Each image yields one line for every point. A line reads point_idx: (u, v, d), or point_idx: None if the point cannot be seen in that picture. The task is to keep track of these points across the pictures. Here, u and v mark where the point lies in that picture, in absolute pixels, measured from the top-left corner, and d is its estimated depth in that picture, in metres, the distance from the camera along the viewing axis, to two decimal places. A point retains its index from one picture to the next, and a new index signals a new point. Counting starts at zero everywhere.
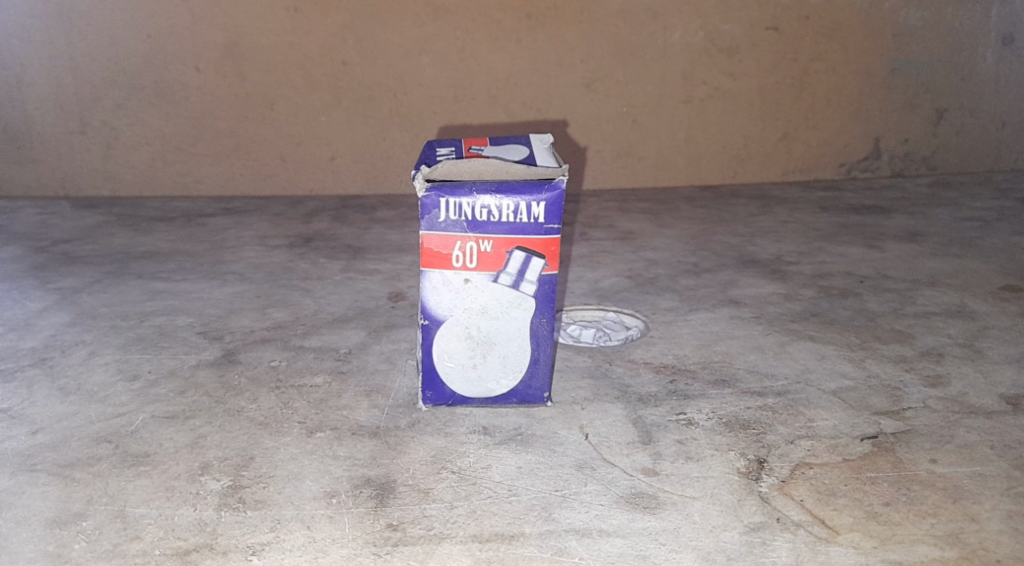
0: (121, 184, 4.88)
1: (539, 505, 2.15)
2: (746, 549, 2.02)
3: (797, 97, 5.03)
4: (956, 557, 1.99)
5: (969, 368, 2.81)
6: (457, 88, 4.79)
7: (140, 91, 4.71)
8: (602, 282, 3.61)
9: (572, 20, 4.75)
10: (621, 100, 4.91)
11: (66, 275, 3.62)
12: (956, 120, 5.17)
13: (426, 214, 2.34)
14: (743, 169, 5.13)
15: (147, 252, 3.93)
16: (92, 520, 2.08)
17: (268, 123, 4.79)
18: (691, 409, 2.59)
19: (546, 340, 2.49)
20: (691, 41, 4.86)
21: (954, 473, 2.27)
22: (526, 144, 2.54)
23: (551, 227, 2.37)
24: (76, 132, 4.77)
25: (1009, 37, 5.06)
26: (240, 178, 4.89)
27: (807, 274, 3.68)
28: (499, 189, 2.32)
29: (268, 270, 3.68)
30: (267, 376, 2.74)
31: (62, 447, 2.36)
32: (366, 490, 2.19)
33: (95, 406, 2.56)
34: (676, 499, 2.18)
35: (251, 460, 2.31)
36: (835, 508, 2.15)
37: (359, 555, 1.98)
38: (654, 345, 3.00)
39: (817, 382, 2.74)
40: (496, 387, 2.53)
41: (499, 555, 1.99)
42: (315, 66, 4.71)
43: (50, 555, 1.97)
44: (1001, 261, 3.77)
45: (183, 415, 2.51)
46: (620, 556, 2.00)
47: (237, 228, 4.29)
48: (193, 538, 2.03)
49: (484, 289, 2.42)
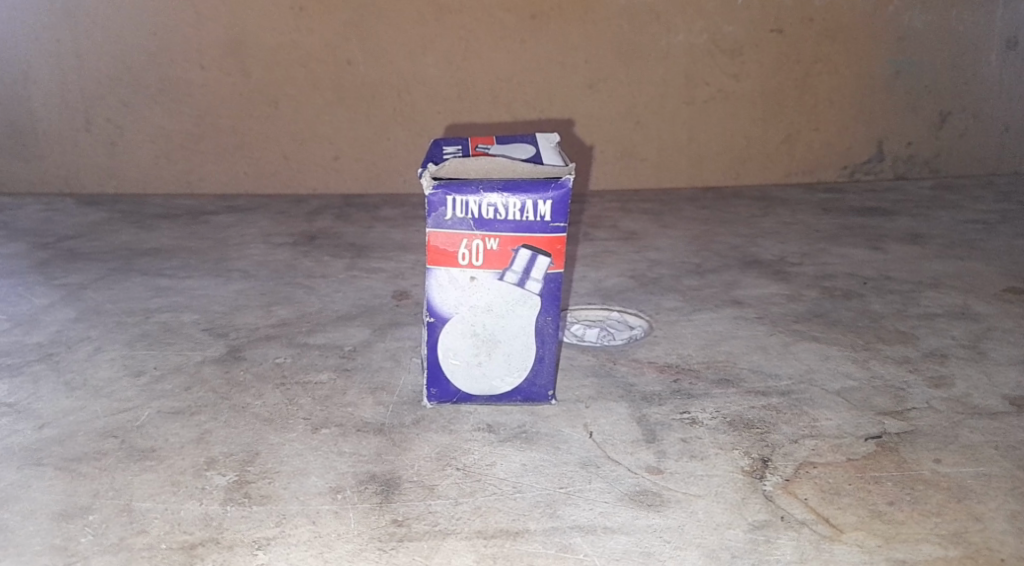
0: (124, 181, 4.89)
1: (543, 502, 2.16)
2: (750, 547, 2.02)
3: (801, 99, 5.04)
4: (959, 556, 1.99)
5: (973, 370, 2.81)
6: (460, 88, 4.80)
7: (144, 89, 4.72)
8: (606, 282, 3.61)
9: (576, 20, 4.75)
10: (624, 101, 4.92)
11: (71, 271, 3.63)
12: (959, 122, 5.18)
13: (432, 212, 2.34)
14: (746, 170, 5.14)
15: (151, 249, 3.93)
16: (98, 513, 2.08)
17: (271, 122, 4.80)
18: (694, 408, 2.59)
19: (551, 338, 2.50)
20: (694, 42, 4.86)
21: (958, 473, 2.27)
22: (532, 142, 2.55)
23: (556, 225, 2.37)
24: (81, 129, 4.78)
25: (1014, 40, 5.06)
26: (243, 176, 4.90)
27: (811, 275, 3.68)
28: (506, 187, 2.33)
29: (272, 268, 3.69)
30: (272, 372, 2.75)
31: (68, 442, 2.37)
32: (371, 486, 2.20)
33: (101, 401, 2.56)
34: (680, 497, 2.19)
35: (257, 456, 2.31)
36: (838, 507, 2.15)
37: (364, 550, 1.99)
38: (658, 344, 3.00)
39: (821, 382, 2.75)
40: (501, 385, 2.54)
41: (504, 551, 1.99)
42: (320, 65, 4.72)
43: (57, 548, 1.98)
44: (1005, 263, 3.77)
45: (188, 411, 2.52)
46: (625, 553, 2.00)
47: (241, 226, 4.29)
48: (199, 532, 2.03)
49: (490, 286, 2.42)
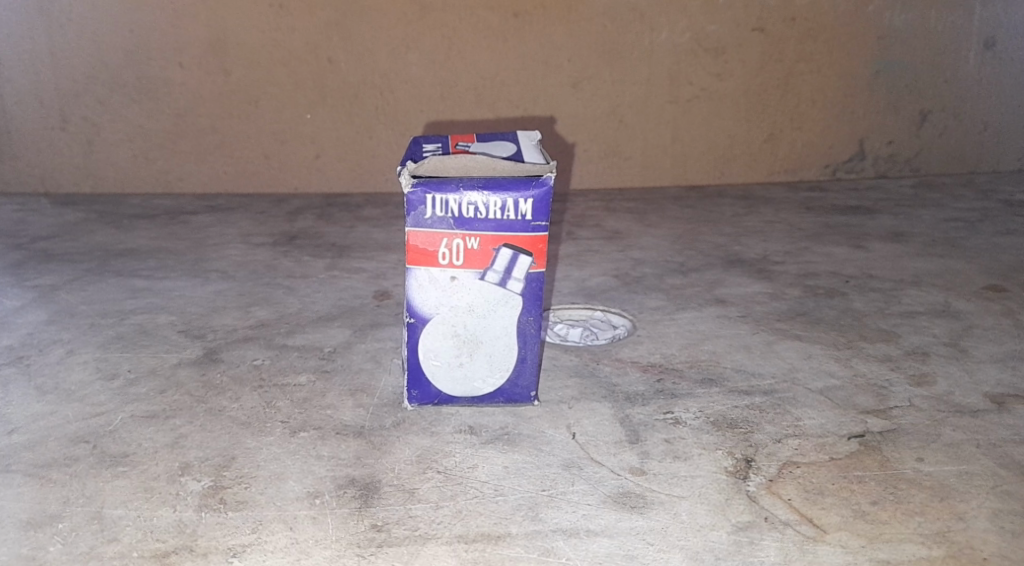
0: (102, 181, 4.83)
1: (526, 505, 2.13)
2: (733, 549, 2.00)
3: (784, 98, 5.03)
4: (943, 556, 1.98)
5: (954, 368, 2.81)
6: (443, 87, 4.76)
7: (122, 87, 4.66)
8: (589, 281, 3.59)
9: (559, 19, 4.72)
10: (608, 99, 4.89)
11: (45, 272, 3.57)
12: (938, 121, 5.19)
13: (412, 210, 2.31)
14: (728, 168, 5.12)
15: (127, 250, 3.87)
16: (68, 521, 2.04)
17: (252, 121, 4.75)
18: (678, 408, 2.57)
19: (533, 338, 2.47)
20: (677, 41, 4.85)
21: (940, 472, 2.26)
22: (513, 141, 2.52)
23: (538, 225, 2.34)
24: (57, 128, 4.72)
25: (992, 40, 5.08)
26: (223, 176, 4.85)
27: (793, 273, 3.67)
28: (486, 186, 2.30)
29: (252, 268, 3.65)
30: (249, 374, 2.70)
31: (39, 447, 2.32)
32: (350, 490, 2.16)
33: (72, 406, 2.52)
34: (663, 498, 2.16)
35: (233, 460, 2.27)
36: (822, 507, 2.14)
37: (343, 556, 1.95)
38: (641, 344, 2.98)
39: (803, 381, 2.73)
40: (482, 386, 2.51)
41: (485, 556, 1.96)
42: (300, 64, 4.67)
43: (25, 557, 1.93)
44: (985, 261, 3.77)
45: (163, 415, 2.47)
46: (608, 556, 1.97)
47: (219, 226, 4.24)
48: (172, 539, 1.99)
49: (471, 286, 2.39)
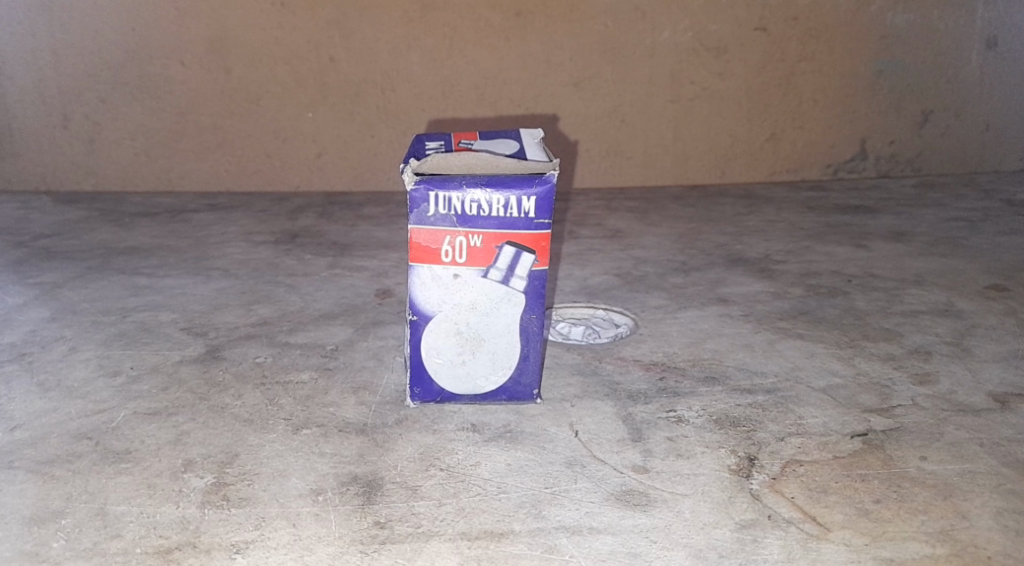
0: (103, 179, 4.83)
1: (529, 503, 2.12)
2: (736, 546, 2.00)
3: (786, 97, 5.03)
4: (946, 554, 1.97)
5: (957, 367, 2.81)
6: (444, 86, 4.76)
7: (124, 85, 4.66)
8: (591, 280, 3.59)
9: (561, 18, 4.72)
10: (609, 98, 4.89)
11: (47, 270, 3.57)
12: (940, 121, 5.19)
13: (415, 208, 2.30)
14: (730, 167, 5.12)
15: (129, 248, 3.87)
16: (71, 517, 2.04)
17: (253, 120, 4.75)
18: (680, 406, 2.56)
19: (536, 336, 2.47)
20: (679, 41, 4.85)
21: (943, 471, 2.26)
22: (516, 139, 2.51)
23: (541, 222, 2.34)
24: (59, 127, 4.72)
25: (993, 40, 5.07)
26: (225, 174, 4.84)
27: (795, 272, 3.67)
28: (489, 183, 2.29)
29: (253, 267, 3.64)
30: (252, 372, 2.70)
31: (41, 444, 2.32)
32: (353, 487, 2.16)
33: (75, 403, 2.51)
34: (666, 496, 2.16)
35: (235, 457, 2.27)
36: (826, 506, 2.13)
37: (346, 553, 1.95)
38: (643, 343, 2.98)
39: (806, 379, 2.73)
40: (485, 384, 2.50)
41: (488, 553, 1.96)
42: (302, 62, 4.67)
43: (28, 553, 1.93)
44: (987, 261, 3.77)
45: (165, 412, 2.47)
46: (611, 554, 1.97)
47: (221, 224, 4.24)
48: (175, 536, 1.99)
49: (474, 283, 2.39)
